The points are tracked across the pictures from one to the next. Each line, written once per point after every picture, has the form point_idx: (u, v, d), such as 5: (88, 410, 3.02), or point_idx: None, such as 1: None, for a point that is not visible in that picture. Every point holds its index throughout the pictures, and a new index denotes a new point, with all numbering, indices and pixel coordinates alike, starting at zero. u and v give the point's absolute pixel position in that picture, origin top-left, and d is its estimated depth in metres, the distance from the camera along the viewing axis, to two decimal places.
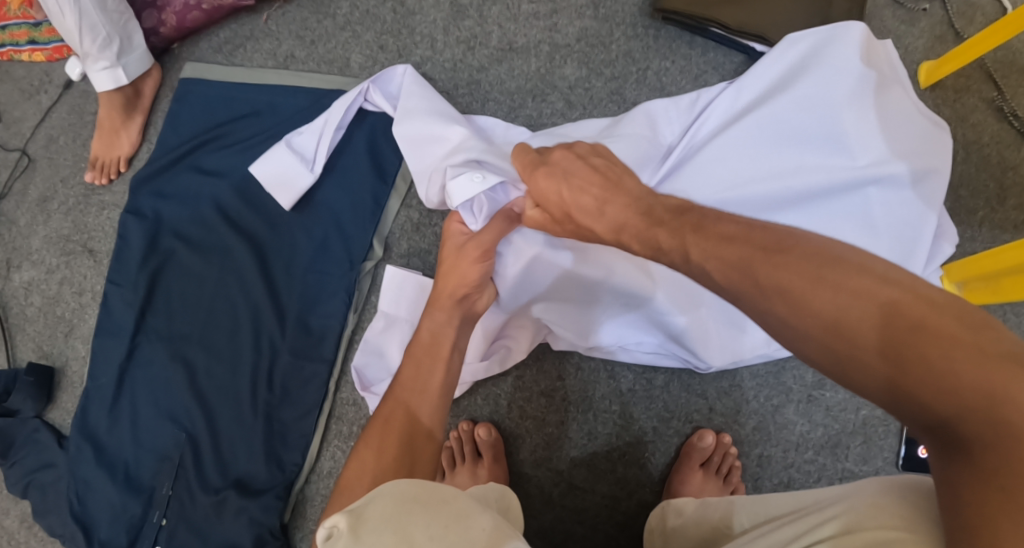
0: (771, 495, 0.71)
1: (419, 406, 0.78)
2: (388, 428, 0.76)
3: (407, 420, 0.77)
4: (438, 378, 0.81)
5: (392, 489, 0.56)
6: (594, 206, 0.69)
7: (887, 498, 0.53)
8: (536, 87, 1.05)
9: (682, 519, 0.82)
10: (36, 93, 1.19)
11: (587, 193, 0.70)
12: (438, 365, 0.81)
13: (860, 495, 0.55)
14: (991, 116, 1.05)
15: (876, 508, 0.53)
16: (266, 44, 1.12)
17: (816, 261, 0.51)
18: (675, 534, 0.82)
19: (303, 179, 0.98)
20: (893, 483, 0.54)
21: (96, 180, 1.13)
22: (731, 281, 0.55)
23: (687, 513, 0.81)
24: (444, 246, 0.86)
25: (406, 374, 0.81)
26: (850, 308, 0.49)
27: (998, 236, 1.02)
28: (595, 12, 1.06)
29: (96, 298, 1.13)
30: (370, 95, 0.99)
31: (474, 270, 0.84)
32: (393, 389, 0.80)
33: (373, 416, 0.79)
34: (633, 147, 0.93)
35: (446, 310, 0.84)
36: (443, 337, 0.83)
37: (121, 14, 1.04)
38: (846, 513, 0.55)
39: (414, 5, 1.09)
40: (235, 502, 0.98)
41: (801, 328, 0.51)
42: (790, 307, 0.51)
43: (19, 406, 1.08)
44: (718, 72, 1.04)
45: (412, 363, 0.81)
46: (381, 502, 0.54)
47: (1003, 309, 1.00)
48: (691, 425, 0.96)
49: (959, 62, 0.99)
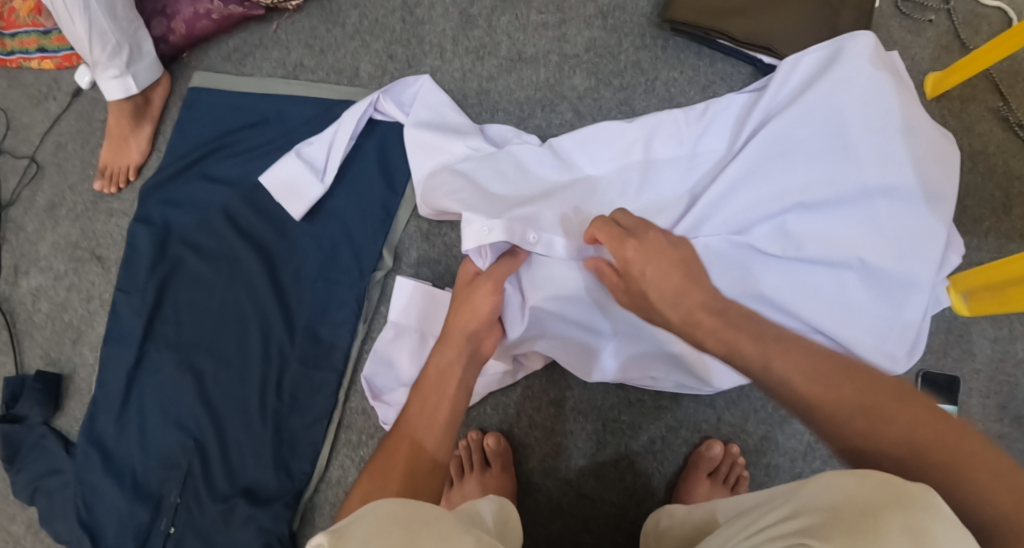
0: (740, 495, 0.66)
1: (424, 435, 0.78)
2: (394, 456, 0.75)
3: (412, 450, 0.76)
4: (443, 414, 0.80)
5: (372, 512, 0.58)
6: (672, 296, 0.75)
7: (819, 489, 0.52)
8: (544, 97, 1.06)
9: (672, 520, 0.77)
10: (44, 100, 1.19)
11: (652, 269, 0.76)
12: (443, 402, 0.80)
13: (796, 490, 0.55)
14: (997, 126, 1.05)
15: (811, 500, 0.52)
16: (276, 52, 1.12)
17: (804, 351, 0.69)
18: (665, 535, 0.77)
19: (313, 189, 0.99)
20: (822, 476, 0.53)
21: (105, 188, 1.14)
22: (736, 349, 0.71)
23: (676, 514, 0.76)
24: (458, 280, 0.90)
25: (411, 410, 0.80)
26: (831, 376, 0.65)
27: (1005, 245, 1.02)
28: (604, 22, 1.07)
29: (104, 305, 1.13)
30: (381, 104, 1.01)
31: (485, 303, 0.86)
32: (399, 424, 0.80)
33: (380, 447, 0.78)
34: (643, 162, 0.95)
35: (456, 347, 0.84)
36: (451, 375, 0.83)
37: (130, 23, 1.05)
38: (784, 505, 0.54)
39: (423, 15, 1.10)
40: (244, 510, 0.98)
41: (797, 392, 0.66)
42: (789, 374, 0.67)
43: (27, 413, 1.08)
44: (726, 82, 1.05)
45: (418, 400, 0.81)
46: (362, 524, 0.56)
47: (1009, 318, 1.01)
48: (699, 435, 0.96)
49: (965, 73, 0.99)
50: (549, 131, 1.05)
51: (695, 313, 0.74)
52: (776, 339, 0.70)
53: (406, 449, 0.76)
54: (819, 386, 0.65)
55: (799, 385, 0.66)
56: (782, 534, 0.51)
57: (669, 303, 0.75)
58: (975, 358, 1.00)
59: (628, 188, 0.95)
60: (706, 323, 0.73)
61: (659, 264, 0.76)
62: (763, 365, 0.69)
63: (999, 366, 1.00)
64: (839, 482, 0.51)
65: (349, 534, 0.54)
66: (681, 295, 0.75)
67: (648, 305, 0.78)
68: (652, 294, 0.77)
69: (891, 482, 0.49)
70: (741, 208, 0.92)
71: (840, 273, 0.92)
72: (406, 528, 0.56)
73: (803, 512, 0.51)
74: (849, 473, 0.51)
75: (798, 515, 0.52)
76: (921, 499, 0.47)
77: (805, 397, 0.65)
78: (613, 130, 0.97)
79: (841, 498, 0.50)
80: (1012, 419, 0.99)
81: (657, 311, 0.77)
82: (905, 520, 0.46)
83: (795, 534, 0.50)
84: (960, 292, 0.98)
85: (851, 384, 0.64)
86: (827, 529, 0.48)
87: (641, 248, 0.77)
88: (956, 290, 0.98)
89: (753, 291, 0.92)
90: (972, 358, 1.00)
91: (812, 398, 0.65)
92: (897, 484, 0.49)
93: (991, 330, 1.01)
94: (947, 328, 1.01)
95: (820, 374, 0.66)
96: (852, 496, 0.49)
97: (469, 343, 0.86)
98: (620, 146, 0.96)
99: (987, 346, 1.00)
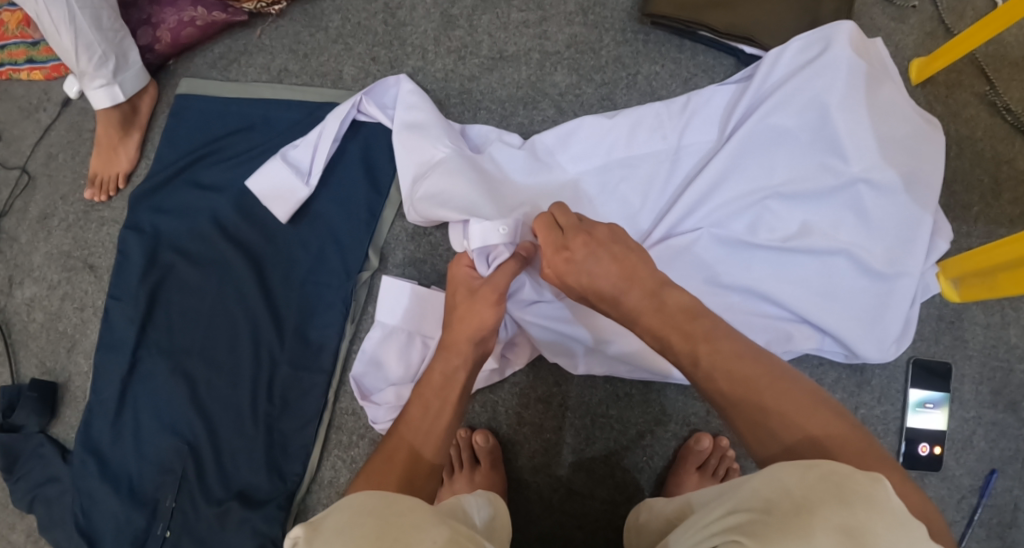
0: (698, 491, 0.67)
1: (425, 440, 0.76)
2: (393, 461, 0.74)
3: (411, 454, 0.75)
4: (445, 421, 0.78)
5: (351, 502, 0.60)
6: (619, 282, 0.76)
7: (761, 481, 0.55)
8: (527, 95, 1.06)
9: (649, 515, 0.76)
10: (35, 111, 1.20)
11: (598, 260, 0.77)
12: (446, 408, 0.79)
13: (740, 482, 0.57)
14: (984, 110, 1.04)
15: (751, 493, 0.54)
16: (260, 58, 1.13)
17: (732, 350, 0.70)
18: (641, 531, 0.77)
19: (299, 192, 1.00)
20: (767, 468, 0.56)
21: (95, 197, 1.15)
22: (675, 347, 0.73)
23: (653, 509, 0.76)
24: (457, 289, 0.85)
25: (412, 414, 0.79)
26: (755, 385, 0.67)
27: (994, 231, 1.02)
28: (585, 18, 1.07)
29: (97, 313, 1.14)
30: (363, 106, 1.02)
31: (491, 314, 0.82)
32: (398, 427, 0.78)
33: (375, 451, 0.76)
34: (630, 165, 0.96)
35: (462, 354, 0.82)
36: (456, 380, 0.81)
37: (116, 32, 1.06)
38: (727, 498, 0.57)
39: (405, 16, 1.10)
40: (238, 513, 0.98)
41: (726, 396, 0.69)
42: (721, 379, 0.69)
43: (24, 422, 1.09)
44: (708, 74, 1.05)
45: (420, 402, 0.79)
46: (339, 515, 0.58)
47: (1001, 304, 1.00)
48: (688, 428, 0.96)
49: (949, 58, 0.99)
50: (532, 129, 1.06)
51: (642, 303, 0.75)
52: (707, 339, 0.71)
53: (405, 453, 0.75)
54: (744, 389, 0.67)
55: (727, 389, 0.68)
56: (721, 530, 0.54)
57: (622, 289, 0.76)
58: (967, 345, 0.99)
59: (614, 185, 0.96)
60: (646, 316, 0.75)
61: (609, 255, 0.77)
62: (692, 361, 0.71)
63: (992, 352, 0.99)
64: (782, 474, 0.54)
65: (323, 526, 0.56)
66: (624, 288, 0.76)
67: (597, 295, 0.78)
68: (602, 286, 0.77)
69: (832, 473, 0.52)
70: (723, 203, 0.92)
71: (823, 262, 0.91)
72: (379, 518, 0.56)
73: (744, 506, 0.54)
74: (794, 464, 0.54)
75: (739, 509, 0.54)
76: (860, 493, 0.50)
77: (729, 399, 0.68)
78: (598, 128, 0.97)
79: (779, 491, 0.53)
80: (1006, 405, 0.98)
81: (610, 299, 0.77)
82: (842, 515, 0.49)
83: (733, 529, 0.53)
84: (950, 278, 0.97)
85: (773, 389, 0.67)
86: (760, 526, 0.51)
87: (589, 243, 0.78)
88: (946, 276, 0.97)
89: (739, 285, 0.92)
90: (964, 344, 0.99)
91: (733, 401, 0.68)
92: (838, 476, 0.51)
93: (983, 316, 1.00)
94: (938, 315, 1.00)
95: (746, 374, 0.68)
96: (792, 489, 0.52)
97: (477, 350, 0.83)
98: (604, 144, 0.97)
99: (979, 332, 0.99)
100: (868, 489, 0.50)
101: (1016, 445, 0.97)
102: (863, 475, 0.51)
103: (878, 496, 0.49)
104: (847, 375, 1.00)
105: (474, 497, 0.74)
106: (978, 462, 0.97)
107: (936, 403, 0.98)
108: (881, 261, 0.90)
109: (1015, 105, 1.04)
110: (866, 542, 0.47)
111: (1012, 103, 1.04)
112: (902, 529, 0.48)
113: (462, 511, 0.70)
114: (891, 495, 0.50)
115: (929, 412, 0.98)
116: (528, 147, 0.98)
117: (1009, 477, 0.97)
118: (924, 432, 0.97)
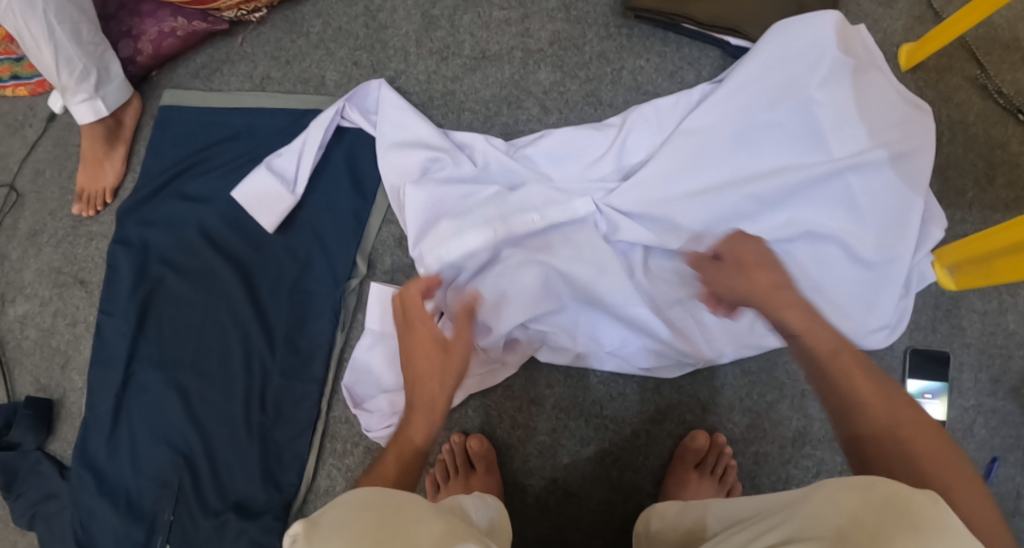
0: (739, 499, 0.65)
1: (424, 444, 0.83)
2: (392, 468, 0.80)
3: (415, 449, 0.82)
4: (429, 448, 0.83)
5: (349, 499, 0.58)
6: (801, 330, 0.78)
7: (821, 508, 0.52)
8: (510, 94, 1.05)
9: (663, 522, 0.75)
10: (21, 127, 1.20)
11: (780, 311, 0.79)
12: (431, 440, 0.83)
13: (795, 508, 0.54)
14: (976, 94, 1.03)
15: (813, 518, 0.51)
16: (242, 66, 1.12)
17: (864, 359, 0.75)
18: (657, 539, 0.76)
19: (285, 201, 0.99)
20: (825, 491, 0.53)
21: (83, 213, 1.14)
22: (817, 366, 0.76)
23: (669, 516, 0.75)
24: (422, 345, 0.84)
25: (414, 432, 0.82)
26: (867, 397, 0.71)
27: (989, 216, 1.00)
28: (567, 14, 1.06)
29: (89, 328, 1.14)
30: (346, 113, 1.01)
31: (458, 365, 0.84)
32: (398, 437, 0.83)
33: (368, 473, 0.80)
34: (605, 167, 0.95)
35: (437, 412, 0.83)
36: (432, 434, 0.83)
37: (97, 45, 1.04)
38: (781, 516, 0.55)
39: (385, 19, 1.09)
40: (235, 524, 0.98)
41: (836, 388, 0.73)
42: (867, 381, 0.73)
43: (21, 439, 1.09)
44: (693, 67, 1.04)
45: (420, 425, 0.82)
46: (337, 512, 0.56)
47: (998, 290, 0.98)
48: (684, 427, 0.95)
49: (938, 43, 0.97)
50: (516, 128, 1.05)
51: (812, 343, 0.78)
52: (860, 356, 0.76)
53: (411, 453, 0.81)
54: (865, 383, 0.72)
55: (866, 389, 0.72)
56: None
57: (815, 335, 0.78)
58: (965, 333, 0.98)
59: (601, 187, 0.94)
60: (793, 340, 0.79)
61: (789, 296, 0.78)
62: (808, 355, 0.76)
63: (990, 339, 0.98)
64: (842, 498, 0.51)
65: (320, 522, 0.54)
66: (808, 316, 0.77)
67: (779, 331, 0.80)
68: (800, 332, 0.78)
69: (896, 496, 0.49)
70: (712, 195, 0.89)
71: (815, 249, 0.90)
72: (382, 517, 0.55)
73: (807, 534, 0.51)
74: (852, 487, 0.52)
75: (800, 537, 0.51)
76: (926, 516, 0.47)
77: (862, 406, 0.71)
78: (587, 139, 0.96)
79: (846, 517, 0.50)
80: (1006, 392, 0.97)
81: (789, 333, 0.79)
82: (915, 541, 0.45)
83: None
84: (946, 266, 0.95)
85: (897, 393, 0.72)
86: None
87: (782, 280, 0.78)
88: (943, 264, 0.95)
89: None
90: (962, 333, 0.98)
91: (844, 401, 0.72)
92: (903, 500, 0.49)
93: (980, 303, 0.98)
94: (934, 303, 0.99)
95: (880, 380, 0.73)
96: (859, 515, 0.49)
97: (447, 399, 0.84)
98: (594, 157, 0.96)
99: (977, 320, 0.98)
100: (935, 511, 0.48)
101: (1017, 433, 0.96)
102: (923, 495, 0.49)
103: (943, 517, 0.47)
104: None
105: (473, 496, 0.75)
106: (979, 450, 0.96)
107: (935, 393, 0.96)
108: (871, 249, 0.88)
109: (1006, 87, 1.02)
110: None
111: (1004, 86, 1.02)
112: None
113: (460, 512, 0.70)
114: (953, 517, 0.48)
115: (928, 402, 0.96)
116: (519, 159, 0.96)
117: (1011, 465, 0.95)
118: (926, 424, 0.96)
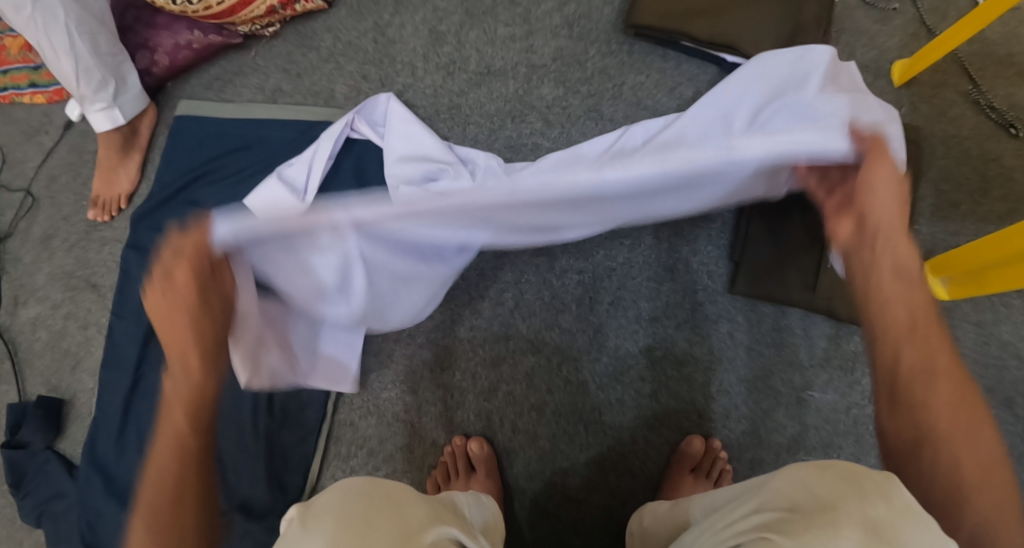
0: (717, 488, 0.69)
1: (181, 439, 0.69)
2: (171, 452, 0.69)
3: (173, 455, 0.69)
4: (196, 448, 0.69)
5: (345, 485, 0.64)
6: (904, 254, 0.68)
7: (785, 481, 0.58)
8: (514, 108, 1.08)
9: (655, 517, 0.78)
10: (37, 134, 1.23)
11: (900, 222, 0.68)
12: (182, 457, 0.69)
13: (762, 482, 0.61)
14: (969, 109, 1.06)
15: (774, 492, 0.58)
16: (255, 79, 1.15)
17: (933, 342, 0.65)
18: (650, 533, 0.78)
19: (294, 208, 0.98)
20: (788, 468, 0.59)
21: (97, 218, 1.17)
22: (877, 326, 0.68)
23: (661, 511, 0.78)
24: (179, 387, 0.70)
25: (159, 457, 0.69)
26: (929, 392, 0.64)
27: (983, 228, 1.02)
28: (570, 32, 1.10)
29: (100, 330, 1.16)
30: (356, 125, 1.05)
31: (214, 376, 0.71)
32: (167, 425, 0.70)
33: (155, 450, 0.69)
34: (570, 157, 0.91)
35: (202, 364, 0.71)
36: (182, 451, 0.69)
37: (115, 56, 1.08)
38: (750, 492, 0.61)
39: (394, 35, 1.13)
40: (240, 526, 0.99)
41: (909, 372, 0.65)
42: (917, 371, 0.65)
43: (30, 439, 1.12)
44: (692, 83, 1.06)
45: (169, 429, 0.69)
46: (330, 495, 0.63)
47: (991, 301, 1.01)
48: (682, 433, 0.98)
49: (930, 59, 1.00)
50: (520, 141, 1.07)
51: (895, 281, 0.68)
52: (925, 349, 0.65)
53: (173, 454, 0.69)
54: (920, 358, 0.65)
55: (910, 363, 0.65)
56: (747, 525, 0.57)
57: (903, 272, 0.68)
58: (958, 343, 1.00)
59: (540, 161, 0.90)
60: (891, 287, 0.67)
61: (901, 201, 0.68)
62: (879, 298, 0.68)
63: (984, 349, 1.00)
64: (803, 474, 0.57)
65: (312, 506, 0.61)
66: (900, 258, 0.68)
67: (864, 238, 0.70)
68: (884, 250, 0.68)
69: (850, 472, 0.55)
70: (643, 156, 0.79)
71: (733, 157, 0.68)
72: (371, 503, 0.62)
73: (768, 506, 0.57)
74: (812, 465, 0.58)
75: (762, 508, 0.57)
76: (877, 487, 0.53)
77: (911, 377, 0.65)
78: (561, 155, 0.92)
79: (802, 491, 0.56)
80: (1000, 401, 0.99)
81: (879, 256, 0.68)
82: (863, 510, 0.52)
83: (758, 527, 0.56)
84: (941, 277, 0.99)
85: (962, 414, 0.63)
86: (789, 523, 0.54)
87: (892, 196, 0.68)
88: (936, 275, 0.99)
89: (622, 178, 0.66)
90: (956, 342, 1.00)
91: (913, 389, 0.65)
92: (858, 475, 0.55)
93: (973, 313, 1.01)
94: None
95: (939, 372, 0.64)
96: (814, 489, 0.55)
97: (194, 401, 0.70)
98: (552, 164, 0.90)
99: (970, 330, 1.00)
100: (884, 484, 0.53)
101: (1011, 442, 0.98)
102: (876, 471, 0.55)
103: (893, 490, 0.53)
104: (838, 375, 0.97)
105: (466, 496, 0.79)
106: None
107: None
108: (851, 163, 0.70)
109: (998, 102, 1.05)
110: (886, 536, 0.50)
111: (997, 101, 1.05)
112: (918, 520, 0.51)
113: (453, 505, 0.74)
114: (904, 490, 0.53)
115: None
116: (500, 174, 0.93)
117: None
118: None
